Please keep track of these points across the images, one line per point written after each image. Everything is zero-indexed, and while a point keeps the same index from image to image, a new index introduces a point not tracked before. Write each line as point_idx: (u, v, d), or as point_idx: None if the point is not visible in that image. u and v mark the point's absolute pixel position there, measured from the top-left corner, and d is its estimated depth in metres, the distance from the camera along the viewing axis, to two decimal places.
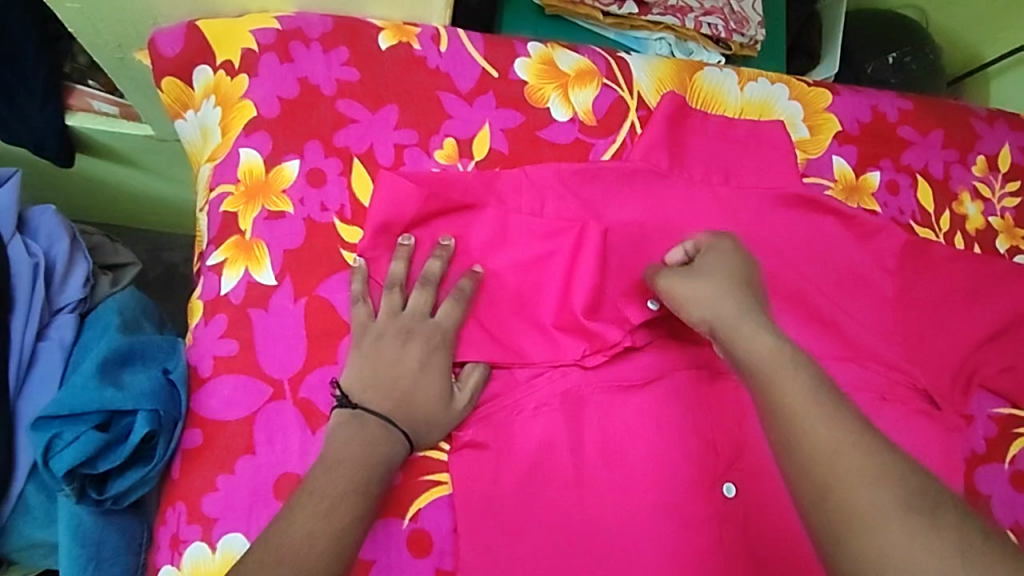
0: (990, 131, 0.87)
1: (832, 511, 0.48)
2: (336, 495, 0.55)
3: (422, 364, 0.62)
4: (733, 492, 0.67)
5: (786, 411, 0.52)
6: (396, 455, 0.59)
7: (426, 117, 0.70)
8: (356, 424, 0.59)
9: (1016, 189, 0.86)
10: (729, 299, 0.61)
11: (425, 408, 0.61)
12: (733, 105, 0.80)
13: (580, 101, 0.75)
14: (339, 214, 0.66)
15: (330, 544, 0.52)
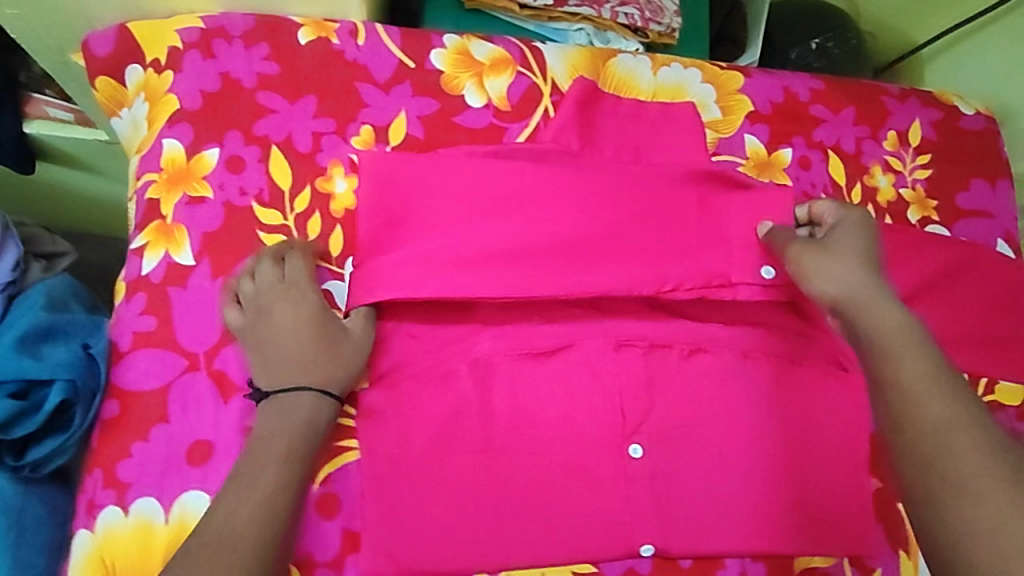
0: (900, 107, 0.91)
1: (935, 468, 0.59)
2: (258, 468, 0.59)
3: (298, 322, 0.64)
4: (639, 453, 0.70)
5: (906, 380, 0.62)
6: (317, 416, 0.62)
7: (343, 107, 0.74)
8: (273, 408, 0.62)
9: (927, 162, 0.89)
10: (859, 274, 0.69)
11: (325, 362, 0.64)
12: (646, 89, 0.83)
13: (494, 88, 0.79)
14: (257, 197, 0.70)
15: (257, 516, 0.57)
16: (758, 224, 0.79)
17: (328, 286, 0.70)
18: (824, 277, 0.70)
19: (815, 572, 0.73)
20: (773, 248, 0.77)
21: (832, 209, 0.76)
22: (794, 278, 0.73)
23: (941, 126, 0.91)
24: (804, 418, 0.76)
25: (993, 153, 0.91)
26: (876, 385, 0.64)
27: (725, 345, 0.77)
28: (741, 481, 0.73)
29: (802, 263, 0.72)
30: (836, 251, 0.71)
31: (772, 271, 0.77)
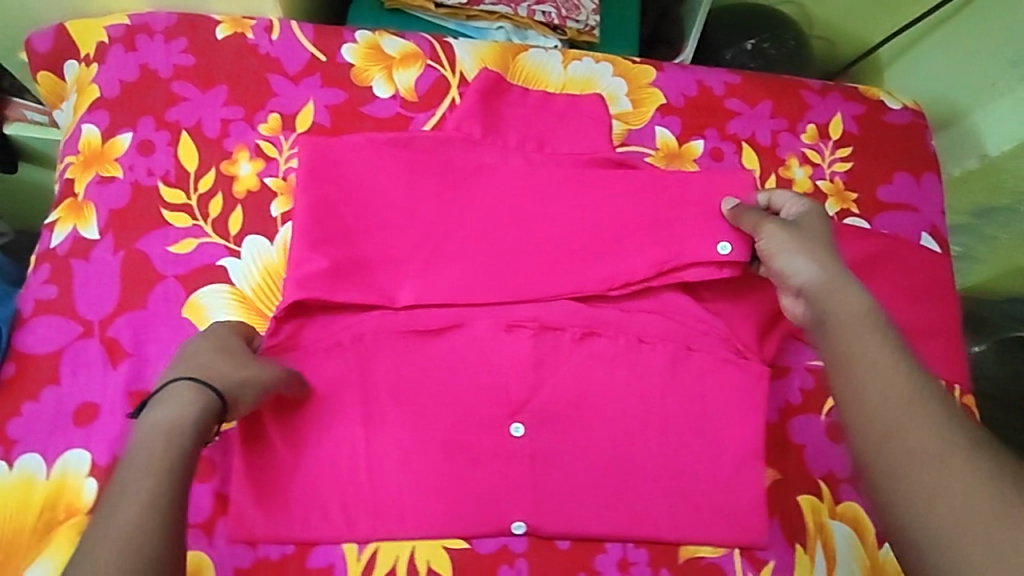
0: (821, 102, 0.90)
1: (892, 443, 0.57)
2: (119, 489, 0.54)
3: (214, 339, 0.65)
4: (520, 432, 0.71)
5: (858, 357, 0.62)
6: (207, 409, 0.59)
7: (253, 95, 0.78)
8: (146, 416, 0.59)
9: (847, 155, 0.88)
10: (821, 258, 0.68)
11: (227, 367, 0.63)
12: (555, 82, 0.86)
13: (402, 80, 0.82)
14: (164, 177, 0.75)
15: (123, 537, 0.51)
16: (722, 202, 0.78)
17: (222, 261, 0.73)
18: (789, 262, 0.69)
19: (702, 562, 0.71)
20: (741, 229, 0.76)
21: (791, 200, 0.75)
22: (761, 257, 0.73)
23: (864, 120, 0.90)
24: (697, 404, 0.75)
25: (921, 147, 0.90)
26: (834, 363, 0.63)
27: (619, 329, 0.77)
28: (627, 466, 0.73)
29: (771, 240, 0.72)
30: (801, 235, 0.70)
31: (727, 245, 0.77)
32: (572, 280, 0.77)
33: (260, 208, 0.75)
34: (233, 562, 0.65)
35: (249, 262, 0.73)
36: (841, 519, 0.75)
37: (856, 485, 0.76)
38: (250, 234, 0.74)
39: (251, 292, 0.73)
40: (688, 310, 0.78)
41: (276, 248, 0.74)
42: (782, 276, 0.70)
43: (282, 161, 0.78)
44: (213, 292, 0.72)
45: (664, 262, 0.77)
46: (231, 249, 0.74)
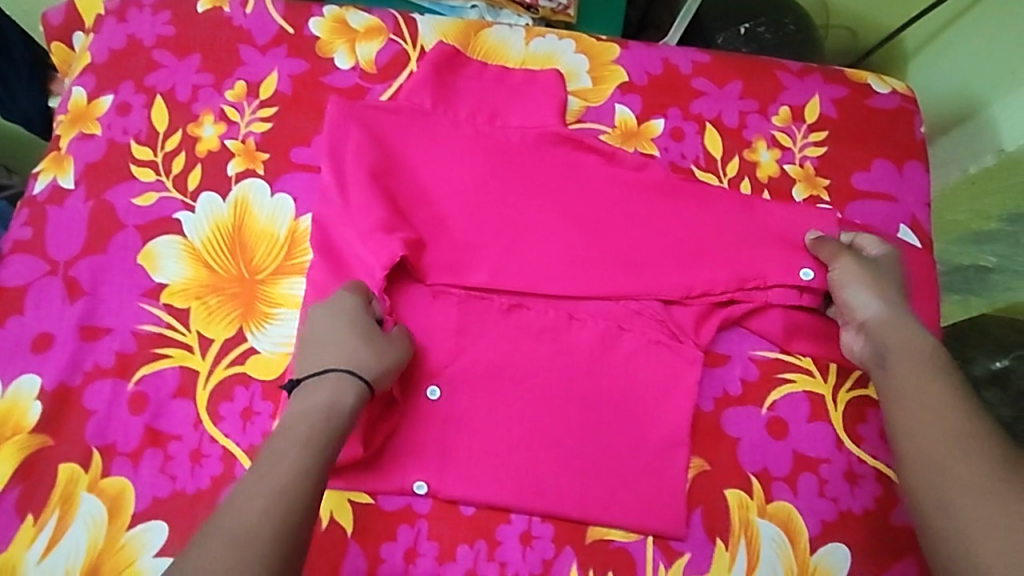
0: (799, 83, 0.86)
1: (945, 477, 0.60)
2: (276, 457, 0.60)
3: (358, 321, 0.69)
4: (436, 396, 0.72)
5: (920, 396, 0.66)
6: (356, 397, 0.65)
7: (223, 64, 0.84)
8: (303, 394, 0.65)
9: (821, 139, 0.83)
10: (889, 298, 0.73)
11: (373, 356, 0.67)
12: (515, 57, 0.86)
13: (363, 52, 0.85)
14: (137, 137, 0.81)
15: (278, 503, 0.57)
16: (806, 233, 0.78)
17: (178, 215, 0.78)
18: (856, 295, 0.73)
19: (611, 545, 0.68)
20: (818, 259, 0.77)
21: (875, 241, 0.77)
22: (829, 288, 0.76)
23: (845, 104, 0.85)
24: (625, 384, 0.73)
25: (903, 135, 0.84)
26: (894, 400, 0.67)
27: (549, 303, 0.77)
28: (543, 440, 0.71)
29: (844, 274, 0.75)
30: (872, 270, 0.74)
31: (810, 272, 0.77)
32: (506, 252, 0.78)
33: (216, 166, 0.80)
34: (151, 492, 0.68)
35: (202, 217, 0.78)
36: (771, 519, 0.70)
37: (793, 484, 0.71)
38: (206, 191, 0.79)
39: (201, 245, 0.77)
40: (624, 289, 0.77)
41: (227, 205, 0.79)
42: (848, 309, 0.74)
43: (243, 125, 0.82)
44: (167, 243, 0.77)
45: (749, 279, 0.77)
46: (188, 203, 0.79)
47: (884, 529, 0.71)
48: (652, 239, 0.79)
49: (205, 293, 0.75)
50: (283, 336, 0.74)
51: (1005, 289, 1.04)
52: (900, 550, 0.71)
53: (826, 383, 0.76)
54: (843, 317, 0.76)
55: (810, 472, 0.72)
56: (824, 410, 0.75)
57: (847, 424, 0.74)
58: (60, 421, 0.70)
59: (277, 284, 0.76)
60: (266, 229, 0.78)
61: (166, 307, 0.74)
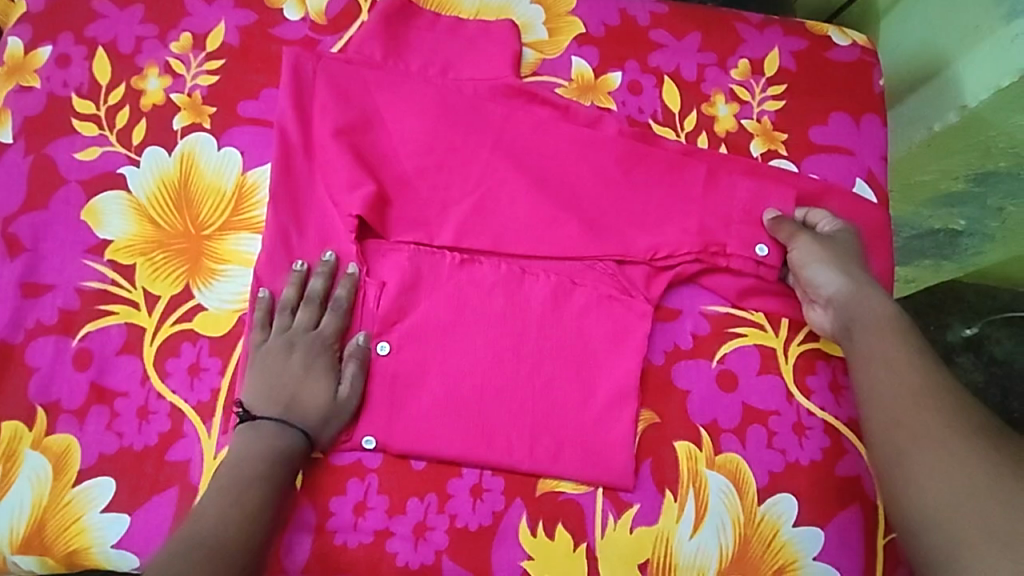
0: (758, 36, 0.87)
1: (900, 430, 0.63)
2: (238, 491, 0.63)
3: (306, 368, 0.68)
4: (385, 351, 0.71)
5: (880, 358, 0.68)
6: (286, 449, 0.65)
7: (167, 14, 0.82)
8: (251, 431, 0.66)
9: (780, 93, 0.85)
10: (849, 271, 0.73)
11: (311, 407, 0.67)
12: (468, 8, 0.85)
13: (313, 3, 0.84)
14: (77, 90, 0.78)
15: (243, 518, 0.62)
16: (764, 212, 0.78)
17: (122, 170, 0.76)
18: (818, 272, 0.74)
19: (560, 497, 0.69)
20: (778, 238, 0.77)
21: (827, 217, 0.78)
22: (790, 267, 0.77)
23: (803, 56, 0.87)
24: (577, 338, 0.73)
25: (860, 88, 0.86)
26: (857, 364, 0.70)
27: (501, 259, 0.76)
28: (494, 394, 0.70)
29: (804, 252, 0.75)
30: (832, 248, 0.75)
31: (764, 248, 0.77)
32: (459, 207, 0.77)
33: (161, 120, 0.78)
34: (98, 449, 0.67)
35: (148, 172, 0.76)
36: (719, 470, 0.71)
37: (741, 436, 0.72)
38: (151, 146, 0.77)
39: (147, 201, 0.75)
40: (578, 244, 0.76)
41: (173, 160, 0.77)
42: (811, 286, 0.75)
43: (189, 78, 0.80)
44: (112, 199, 0.75)
45: (711, 244, 0.76)
46: (132, 158, 0.77)
47: (831, 479, 0.72)
48: (606, 194, 0.78)
49: (152, 249, 0.73)
50: (231, 292, 0.73)
51: (974, 252, 1.19)
52: (848, 499, 0.71)
53: (777, 337, 0.76)
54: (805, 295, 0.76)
55: (759, 424, 0.73)
56: (774, 363, 0.75)
57: (797, 376, 0.75)
58: (3, 379, 0.69)
59: (225, 239, 0.74)
60: (213, 183, 0.76)
61: (111, 264, 0.72)
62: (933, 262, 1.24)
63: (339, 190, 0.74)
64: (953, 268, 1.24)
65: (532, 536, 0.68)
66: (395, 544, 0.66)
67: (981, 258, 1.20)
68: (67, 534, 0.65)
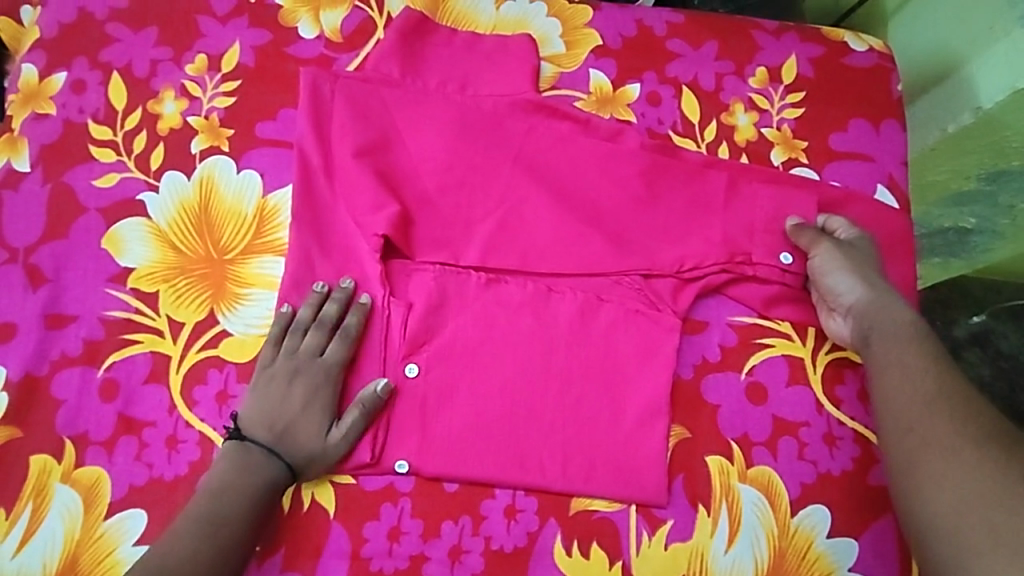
0: (775, 43, 0.87)
1: (912, 436, 0.63)
2: (217, 523, 0.62)
3: (304, 404, 0.67)
4: (414, 373, 0.70)
5: (895, 365, 0.68)
6: (266, 488, 0.65)
7: (181, 36, 0.81)
8: (241, 452, 0.66)
9: (799, 100, 0.85)
10: (867, 280, 0.73)
11: (302, 443, 0.67)
12: (485, 23, 0.85)
13: (328, 20, 0.83)
14: (94, 115, 0.78)
15: (216, 559, 0.62)
16: (784, 220, 0.78)
17: (141, 196, 0.75)
18: (836, 280, 0.74)
19: (594, 515, 0.69)
20: (799, 245, 0.77)
21: (845, 224, 0.77)
22: (809, 274, 0.76)
23: (821, 63, 0.86)
24: (605, 354, 0.73)
25: (879, 94, 0.86)
26: (872, 370, 0.69)
27: (527, 277, 0.76)
28: (525, 412, 0.70)
29: (824, 259, 0.75)
30: (853, 255, 0.75)
31: (790, 257, 0.77)
32: (482, 224, 0.77)
33: (179, 144, 0.77)
34: (128, 480, 0.66)
35: (167, 197, 0.75)
36: (751, 484, 0.70)
37: (773, 448, 0.72)
38: (170, 170, 0.76)
39: (168, 227, 0.74)
40: (603, 258, 0.76)
41: (192, 185, 0.76)
42: (830, 293, 0.74)
43: (206, 100, 0.79)
44: (132, 225, 0.74)
45: (736, 255, 0.76)
46: (151, 183, 0.76)
47: (865, 489, 0.71)
48: (628, 208, 0.78)
49: (174, 275, 0.73)
50: (256, 317, 0.72)
51: (982, 248, 1.18)
52: (881, 509, 0.71)
53: (805, 347, 0.76)
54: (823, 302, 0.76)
55: (790, 436, 0.72)
56: (804, 373, 0.75)
57: (825, 386, 0.75)
58: (28, 413, 0.68)
59: (247, 263, 0.74)
60: (233, 208, 0.75)
61: (134, 292, 0.72)
62: (942, 260, 1.22)
63: (363, 211, 0.74)
64: (962, 265, 1.22)
65: (567, 556, 0.67)
66: (432, 568, 0.66)
67: (989, 255, 1.19)
68: (99, 568, 0.64)
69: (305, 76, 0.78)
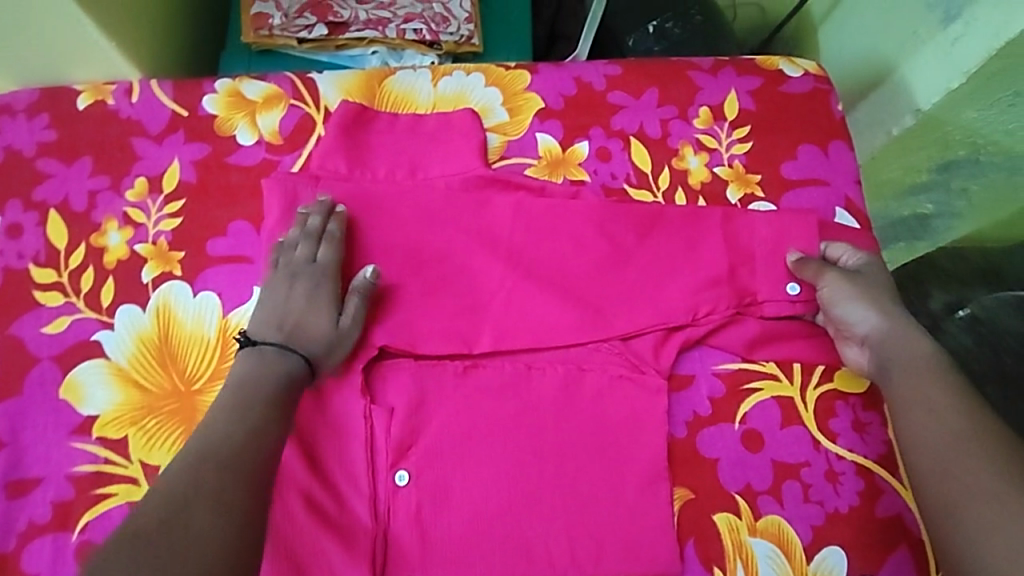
0: (714, 81, 0.87)
1: (949, 480, 0.61)
2: (243, 409, 0.63)
3: (308, 300, 0.70)
4: (405, 480, 0.68)
5: (921, 401, 0.66)
6: (287, 371, 0.66)
7: (117, 162, 0.79)
8: (256, 355, 0.67)
9: (746, 134, 0.85)
10: (883, 308, 0.72)
11: (314, 336, 0.69)
12: (424, 103, 0.85)
13: (266, 123, 0.81)
14: (35, 259, 0.75)
15: (248, 440, 0.61)
16: (788, 253, 0.78)
17: (96, 336, 0.72)
18: (851, 310, 0.73)
19: None
20: (806, 275, 0.76)
21: (848, 251, 0.77)
22: (820, 304, 0.75)
23: (760, 94, 0.87)
24: (595, 426, 0.71)
25: (822, 117, 0.87)
26: (897, 403, 0.68)
27: (505, 358, 0.75)
28: (522, 502, 0.68)
29: (835, 290, 0.74)
30: (863, 284, 0.74)
31: (794, 287, 0.76)
32: (452, 311, 0.75)
33: (128, 276, 0.75)
34: None
35: (124, 333, 0.73)
36: (763, 536, 0.69)
37: (778, 496, 0.71)
38: (123, 304, 0.74)
39: (129, 365, 0.71)
40: (578, 328, 0.75)
41: (149, 316, 0.73)
42: (843, 323, 0.74)
43: (151, 225, 0.77)
44: (90, 369, 0.71)
45: (709, 303, 0.75)
46: (105, 321, 0.73)
47: (876, 523, 0.70)
48: (595, 271, 0.77)
49: (141, 415, 0.70)
50: None
51: (944, 229, 1.16)
52: (894, 540, 0.70)
53: (793, 385, 0.75)
54: (835, 331, 0.76)
55: (793, 479, 0.71)
56: (796, 412, 0.74)
57: (819, 421, 0.74)
58: None
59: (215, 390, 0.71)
60: (194, 334, 0.73)
61: (101, 441, 0.69)
62: (908, 244, 1.23)
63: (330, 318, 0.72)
64: (927, 246, 1.20)
65: None
66: None
67: (952, 237, 1.16)
68: None
69: (272, 180, 0.77)
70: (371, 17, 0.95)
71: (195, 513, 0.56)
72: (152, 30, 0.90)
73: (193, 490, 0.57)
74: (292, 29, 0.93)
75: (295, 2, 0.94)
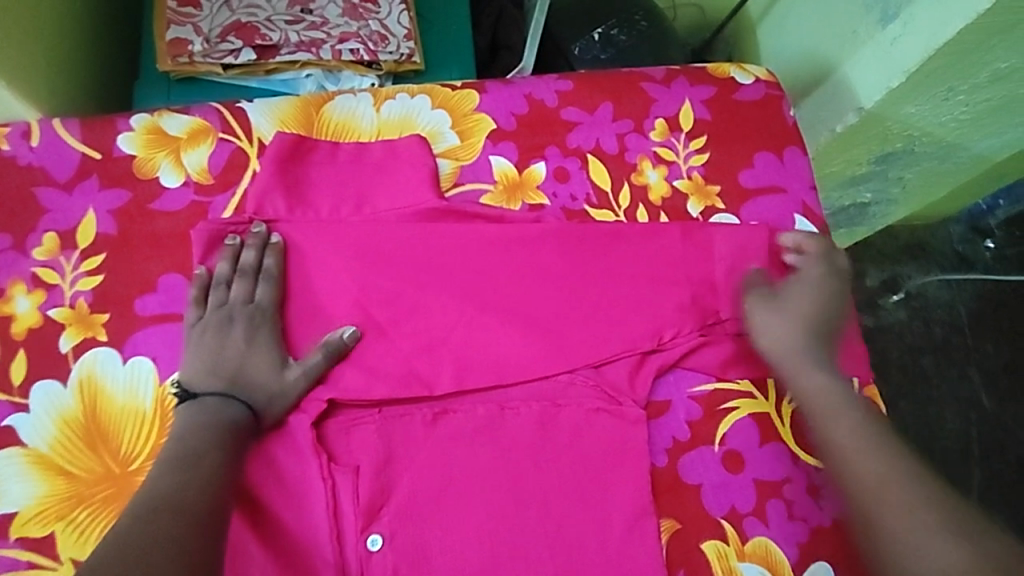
0: (667, 92, 0.86)
1: (884, 493, 0.61)
2: (193, 460, 0.58)
3: (248, 343, 0.66)
4: (378, 545, 0.63)
5: (864, 413, 0.66)
6: (230, 420, 0.62)
7: (19, 216, 0.70)
8: (196, 407, 0.63)
9: (702, 145, 0.84)
10: (832, 324, 0.73)
11: (256, 381, 0.65)
12: (368, 129, 0.79)
13: (193, 161, 0.74)
14: None
15: (206, 486, 0.57)
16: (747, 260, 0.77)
17: (9, 420, 0.64)
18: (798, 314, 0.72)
19: None
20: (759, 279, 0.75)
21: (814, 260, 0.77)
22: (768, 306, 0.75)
23: (714, 103, 0.86)
24: (575, 464, 0.68)
25: (775, 123, 0.86)
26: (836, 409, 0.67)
27: (476, 400, 0.70)
28: (506, 554, 0.64)
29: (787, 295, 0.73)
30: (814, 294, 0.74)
31: None
32: (415, 355, 0.70)
33: (43, 346, 0.66)
34: None
35: (42, 414, 0.64)
36: (751, 560, 0.68)
37: (762, 516, 0.70)
38: (39, 380, 0.65)
39: (51, 450, 0.63)
40: (549, 362, 0.72)
41: (71, 392, 0.65)
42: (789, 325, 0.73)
43: (66, 286, 0.68)
44: (6, 460, 0.63)
45: (680, 326, 0.74)
46: (19, 401, 0.64)
47: None
48: (562, 300, 0.74)
49: (71, 508, 0.61)
50: None
51: (880, 212, 1.30)
52: None
53: (768, 400, 0.74)
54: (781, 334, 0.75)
55: (775, 497, 0.71)
56: (773, 428, 0.73)
57: (796, 435, 0.74)
58: None
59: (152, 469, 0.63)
60: (126, 408, 0.65)
61: (22, 542, 0.60)
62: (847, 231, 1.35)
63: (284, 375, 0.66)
64: (865, 230, 1.35)
65: None
66: None
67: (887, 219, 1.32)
68: None
69: (198, 229, 0.70)
70: (303, 38, 0.89)
71: (154, 557, 0.51)
72: (51, 63, 0.80)
73: (147, 539, 0.52)
74: (215, 55, 0.86)
75: (217, 25, 0.87)
